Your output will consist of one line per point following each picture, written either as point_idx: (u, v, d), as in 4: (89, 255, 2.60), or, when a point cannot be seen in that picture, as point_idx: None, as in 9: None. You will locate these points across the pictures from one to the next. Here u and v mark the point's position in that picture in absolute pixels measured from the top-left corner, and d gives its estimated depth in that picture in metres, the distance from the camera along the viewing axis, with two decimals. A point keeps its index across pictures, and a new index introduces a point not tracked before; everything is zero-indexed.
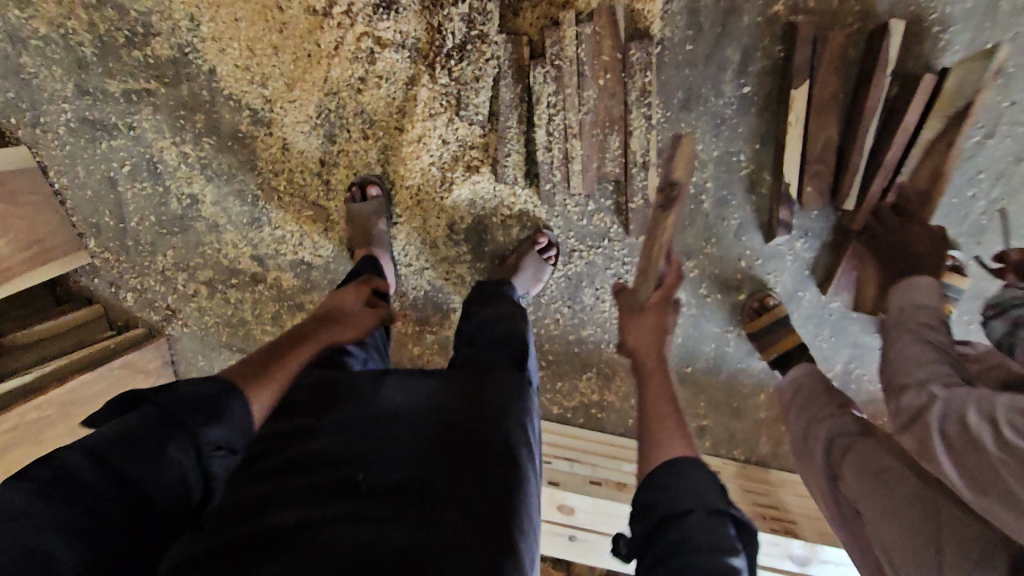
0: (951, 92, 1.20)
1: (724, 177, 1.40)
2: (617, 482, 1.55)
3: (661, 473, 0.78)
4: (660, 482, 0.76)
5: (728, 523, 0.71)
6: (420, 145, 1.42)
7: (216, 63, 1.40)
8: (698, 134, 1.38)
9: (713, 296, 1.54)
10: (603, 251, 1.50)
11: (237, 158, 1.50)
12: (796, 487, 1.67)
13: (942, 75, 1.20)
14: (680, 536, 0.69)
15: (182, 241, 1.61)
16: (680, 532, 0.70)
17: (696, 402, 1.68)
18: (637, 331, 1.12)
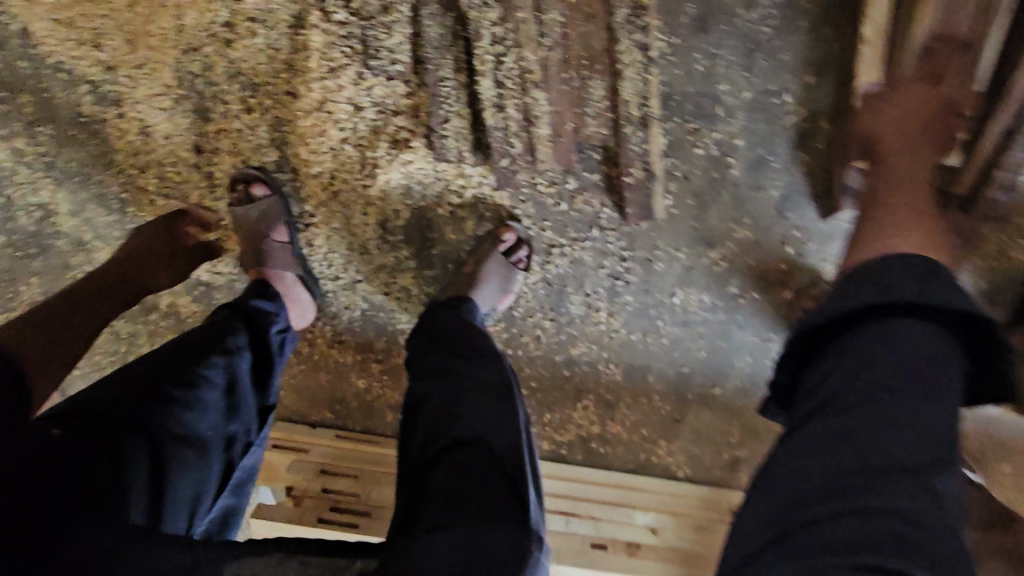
0: None
1: (759, 128, 0.97)
2: (625, 544, 1.19)
3: (854, 282, 0.65)
4: (852, 291, 0.64)
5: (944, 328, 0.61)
6: (324, 116, 1.01)
7: (28, 20, 1.00)
8: (718, 70, 0.95)
9: (749, 295, 1.11)
10: (592, 245, 1.09)
11: (87, 152, 1.10)
12: None
13: None
14: (883, 337, 0.61)
15: (44, 266, 1.23)
16: (870, 334, 0.62)
17: (728, 430, 1.28)
18: (880, 117, 0.82)
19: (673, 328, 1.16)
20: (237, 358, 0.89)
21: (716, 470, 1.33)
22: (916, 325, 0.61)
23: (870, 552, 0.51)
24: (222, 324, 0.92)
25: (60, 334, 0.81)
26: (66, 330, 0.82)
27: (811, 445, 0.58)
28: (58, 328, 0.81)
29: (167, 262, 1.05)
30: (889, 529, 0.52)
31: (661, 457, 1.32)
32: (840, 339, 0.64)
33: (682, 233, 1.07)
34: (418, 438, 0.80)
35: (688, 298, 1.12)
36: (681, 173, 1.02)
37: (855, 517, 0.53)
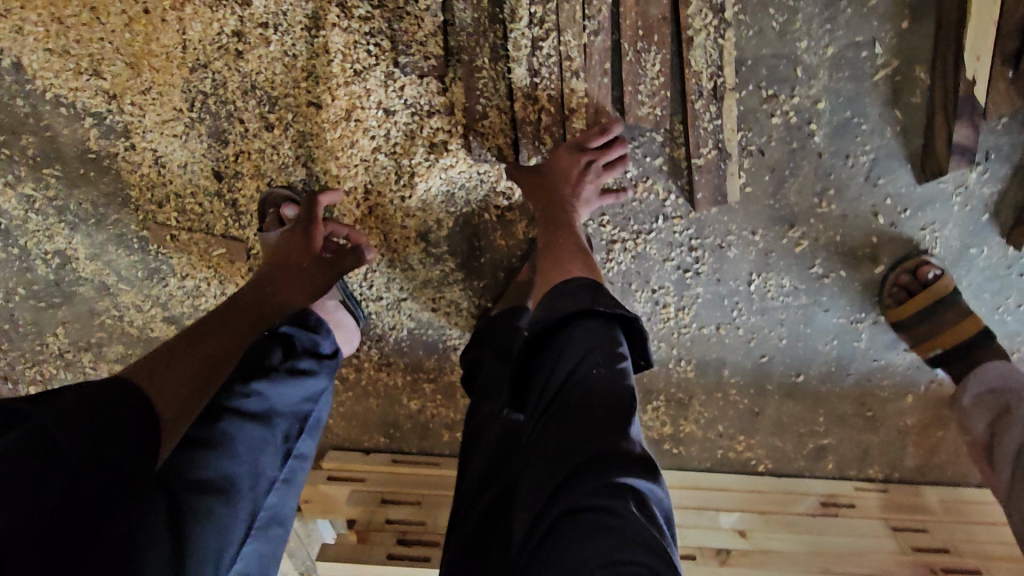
0: None
1: (844, 86, 0.86)
2: (714, 551, 1.13)
3: (558, 298, 0.69)
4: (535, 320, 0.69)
5: (614, 327, 0.66)
6: (352, 125, 0.91)
7: (17, 53, 0.91)
8: (796, 26, 0.85)
9: (835, 274, 1.00)
10: (659, 236, 0.98)
11: (101, 190, 1.01)
12: (965, 513, 1.19)
13: None
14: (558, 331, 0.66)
15: (71, 314, 1.16)
16: (571, 334, 0.64)
17: (813, 418, 1.18)
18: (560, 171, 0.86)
19: (752, 317, 1.06)
20: (269, 384, 0.77)
21: (800, 459, 1.24)
22: (589, 324, 0.65)
23: (595, 498, 0.49)
24: (260, 347, 0.80)
25: (178, 365, 0.69)
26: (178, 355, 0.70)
27: (536, 450, 0.56)
28: (179, 360, 0.70)
29: (312, 275, 0.88)
30: (597, 457, 0.52)
31: (739, 451, 1.23)
32: (549, 350, 0.65)
33: (759, 212, 0.96)
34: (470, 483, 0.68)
35: (766, 282, 1.02)
36: (756, 149, 0.91)
37: (576, 483, 0.51)
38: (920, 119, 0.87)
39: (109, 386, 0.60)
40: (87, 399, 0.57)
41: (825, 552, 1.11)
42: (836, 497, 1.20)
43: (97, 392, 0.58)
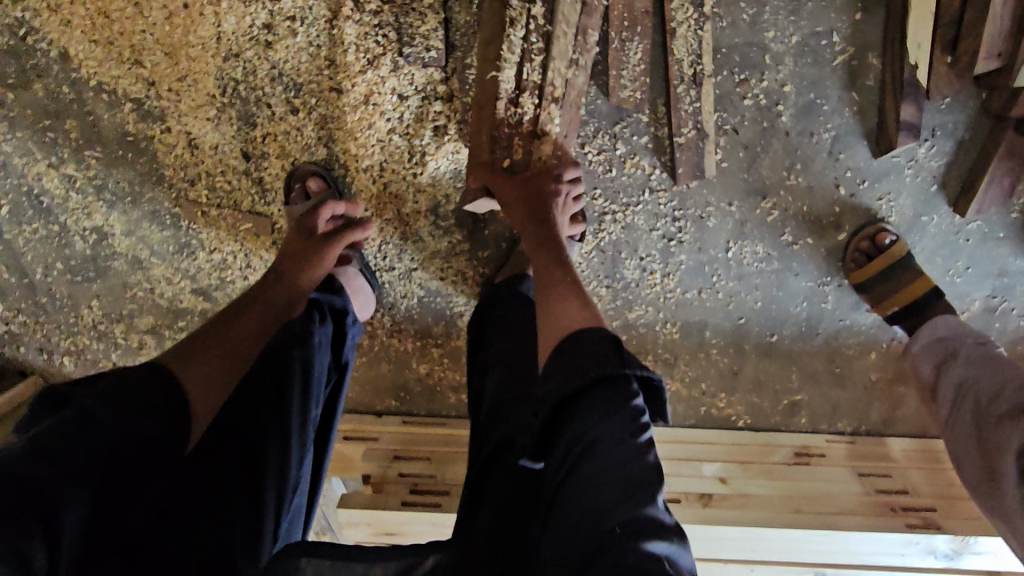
0: None
1: (807, 71, 0.98)
2: (697, 496, 1.22)
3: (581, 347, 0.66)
4: (558, 374, 0.64)
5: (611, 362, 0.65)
6: (370, 108, 1.02)
7: (67, 43, 1.01)
8: (764, 18, 0.96)
9: (803, 241, 1.12)
10: (645, 208, 1.09)
11: (137, 169, 1.11)
12: (925, 461, 1.31)
13: None
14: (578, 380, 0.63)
15: (104, 288, 1.26)
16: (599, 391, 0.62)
17: (788, 376, 1.30)
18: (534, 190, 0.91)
19: (730, 282, 1.17)
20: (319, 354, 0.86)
21: (777, 415, 1.35)
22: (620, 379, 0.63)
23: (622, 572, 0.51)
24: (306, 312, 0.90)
25: (203, 345, 0.76)
26: (200, 344, 0.76)
27: (566, 506, 0.59)
28: (209, 358, 0.75)
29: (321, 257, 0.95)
30: (625, 535, 0.54)
31: (721, 409, 1.35)
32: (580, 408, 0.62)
33: (735, 185, 1.07)
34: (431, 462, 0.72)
35: (742, 250, 1.13)
36: (731, 128, 1.02)
37: (607, 553, 0.53)
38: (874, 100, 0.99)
39: (142, 371, 0.68)
40: (113, 383, 0.65)
41: (799, 494, 1.23)
42: (809, 448, 1.33)
43: (136, 376, 0.67)
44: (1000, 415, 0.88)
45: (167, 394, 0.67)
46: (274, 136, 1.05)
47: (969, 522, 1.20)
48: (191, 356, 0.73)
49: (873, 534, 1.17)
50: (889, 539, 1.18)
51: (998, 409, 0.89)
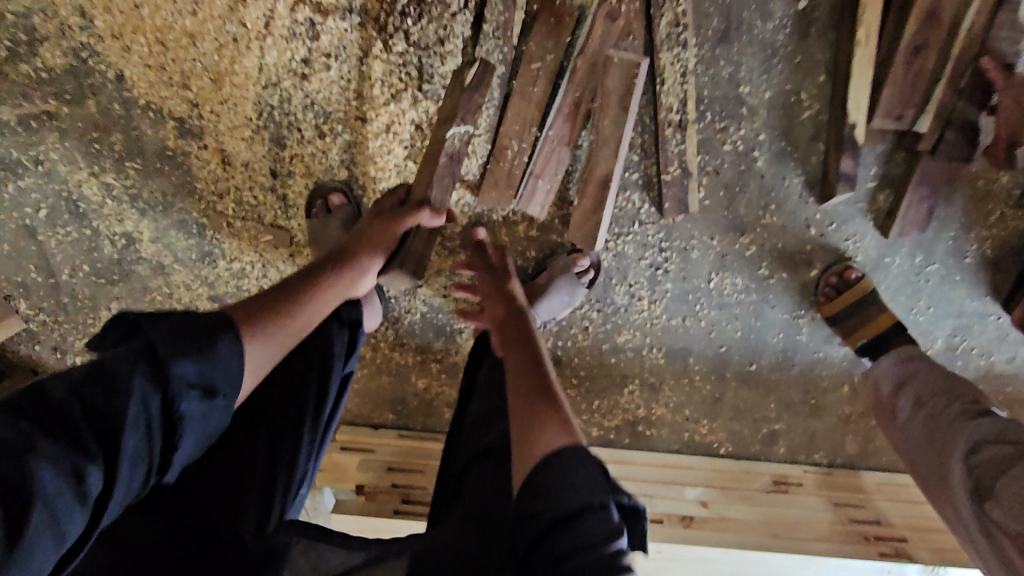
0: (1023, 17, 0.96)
1: (779, 124, 1.11)
2: (679, 517, 1.27)
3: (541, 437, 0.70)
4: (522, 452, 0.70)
5: (609, 503, 0.62)
6: (391, 136, 1.13)
7: (123, 66, 1.12)
8: (741, 74, 1.08)
9: (777, 276, 1.22)
10: (634, 239, 1.20)
11: (172, 181, 1.21)
12: (895, 493, 1.37)
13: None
14: (566, 552, 0.58)
15: (126, 291, 1.34)
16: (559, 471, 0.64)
17: (766, 405, 1.37)
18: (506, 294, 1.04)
19: (711, 311, 1.27)
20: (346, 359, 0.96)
21: (755, 443, 1.42)
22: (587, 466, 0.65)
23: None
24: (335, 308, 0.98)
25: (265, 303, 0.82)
26: (266, 305, 0.81)
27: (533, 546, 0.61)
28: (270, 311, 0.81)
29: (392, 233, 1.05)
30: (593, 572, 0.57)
31: (702, 434, 1.42)
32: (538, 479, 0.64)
33: (716, 222, 1.18)
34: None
35: (723, 281, 1.23)
36: (711, 170, 1.14)
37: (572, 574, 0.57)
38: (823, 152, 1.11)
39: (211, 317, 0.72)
40: (184, 327, 0.67)
41: (775, 519, 1.29)
42: (786, 477, 1.39)
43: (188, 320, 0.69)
44: (954, 419, 0.97)
45: (229, 351, 0.69)
46: (302, 158, 1.16)
47: (935, 551, 1.25)
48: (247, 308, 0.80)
49: (845, 560, 1.23)
50: (860, 566, 1.24)
51: (951, 413, 0.98)
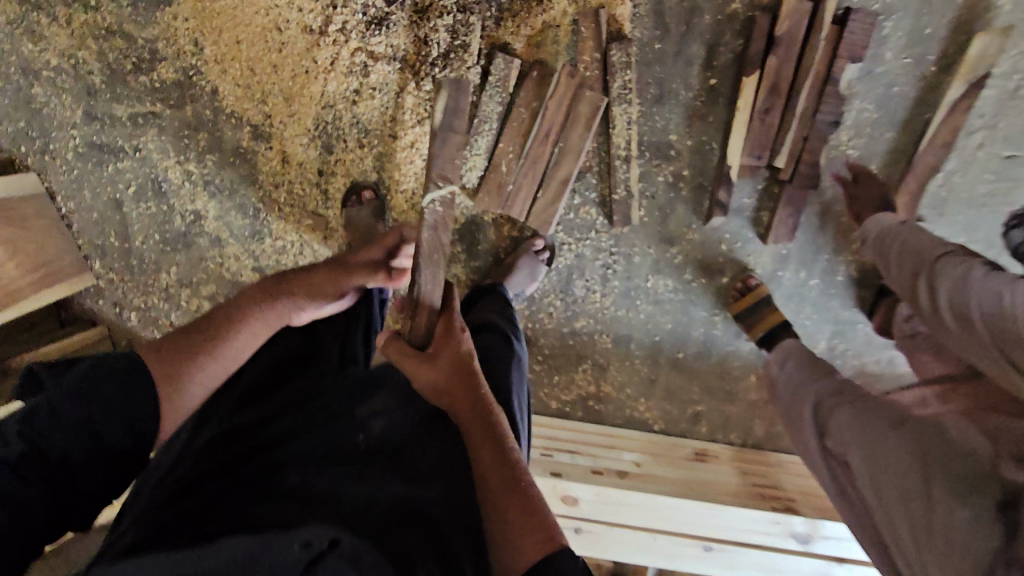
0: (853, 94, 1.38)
1: (700, 165, 1.50)
2: (616, 471, 1.59)
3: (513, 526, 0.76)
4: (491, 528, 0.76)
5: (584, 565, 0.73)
6: (413, 151, 1.51)
7: (218, 84, 1.49)
8: (673, 126, 1.47)
9: (698, 281, 1.60)
10: (591, 243, 1.57)
11: (240, 172, 1.57)
12: (793, 469, 1.69)
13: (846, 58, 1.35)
14: None
15: (185, 258, 1.67)
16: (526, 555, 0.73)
17: (691, 389, 1.71)
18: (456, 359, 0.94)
19: (647, 306, 1.63)
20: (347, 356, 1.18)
21: (682, 422, 1.75)
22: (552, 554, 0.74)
23: None
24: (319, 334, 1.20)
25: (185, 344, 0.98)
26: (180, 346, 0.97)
27: None
28: (184, 348, 0.97)
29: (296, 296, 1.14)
30: None
31: (640, 411, 1.74)
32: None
33: (652, 235, 1.56)
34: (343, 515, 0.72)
35: (657, 282, 1.60)
36: (649, 195, 1.53)
37: None
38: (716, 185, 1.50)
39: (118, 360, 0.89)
40: (75, 390, 0.82)
41: (692, 477, 1.61)
42: (705, 450, 1.71)
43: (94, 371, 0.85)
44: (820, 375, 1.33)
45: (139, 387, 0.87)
46: (344, 162, 1.54)
47: (819, 509, 1.56)
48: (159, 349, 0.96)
49: (742, 511, 1.51)
50: (754, 517, 1.52)
51: (817, 371, 1.34)
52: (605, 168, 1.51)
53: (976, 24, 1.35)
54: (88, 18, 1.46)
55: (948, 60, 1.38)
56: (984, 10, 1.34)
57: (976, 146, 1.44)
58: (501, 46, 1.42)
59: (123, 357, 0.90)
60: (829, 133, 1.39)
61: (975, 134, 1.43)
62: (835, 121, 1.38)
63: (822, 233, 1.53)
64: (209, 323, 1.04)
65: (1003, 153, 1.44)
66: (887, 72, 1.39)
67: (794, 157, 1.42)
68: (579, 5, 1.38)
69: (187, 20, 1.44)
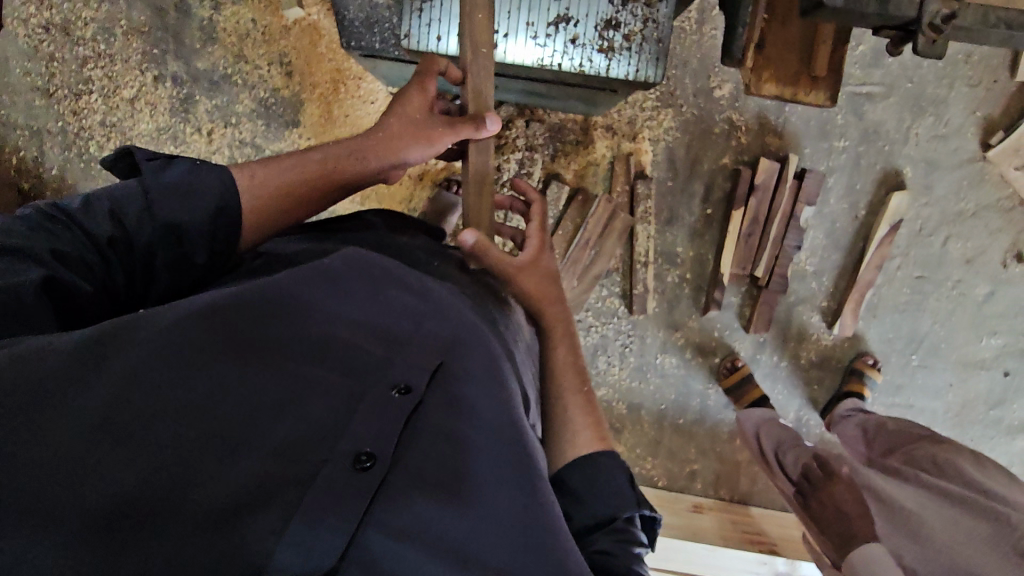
0: (807, 185, 1.85)
1: (699, 271, 1.95)
2: None
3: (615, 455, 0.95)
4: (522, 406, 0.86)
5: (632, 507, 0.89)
6: None
7: None
8: (679, 240, 1.94)
9: (695, 359, 2.01)
10: (613, 326, 1.97)
11: None
12: (774, 518, 2.04)
13: (798, 191, 1.87)
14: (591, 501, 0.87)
15: None
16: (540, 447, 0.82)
17: (688, 450, 2.07)
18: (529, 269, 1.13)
19: (656, 379, 2.02)
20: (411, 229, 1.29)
21: (681, 478, 2.09)
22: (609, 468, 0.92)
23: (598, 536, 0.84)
24: (390, 213, 1.32)
25: (290, 174, 1.04)
26: (284, 173, 1.03)
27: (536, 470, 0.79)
28: (279, 172, 1.03)
29: (395, 137, 1.11)
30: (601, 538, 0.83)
31: (647, 468, 2.07)
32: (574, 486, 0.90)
33: (661, 322, 1.98)
34: (426, 372, 0.78)
35: (664, 359, 2.00)
36: (660, 291, 1.97)
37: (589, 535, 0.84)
38: (709, 286, 1.95)
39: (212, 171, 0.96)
40: (170, 189, 0.90)
41: (692, 525, 1.93)
42: (701, 502, 2.04)
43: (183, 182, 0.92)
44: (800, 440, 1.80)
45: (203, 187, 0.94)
46: None
47: (797, 552, 1.90)
48: (253, 176, 1.00)
49: (740, 553, 1.82)
50: (749, 558, 1.83)
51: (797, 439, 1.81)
52: (627, 269, 1.94)
53: (890, 182, 1.91)
54: (225, 130, 1.81)
55: (872, 205, 1.92)
56: (895, 173, 1.91)
57: (895, 266, 1.97)
58: (553, 174, 1.87)
59: (221, 171, 0.96)
60: (793, 254, 1.89)
61: (894, 258, 1.96)
62: (797, 244, 1.88)
63: (790, 325, 1.99)
64: (316, 153, 1.08)
65: (914, 272, 1.97)
66: (830, 211, 1.93)
67: (769, 269, 1.90)
68: (615, 151, 1.87)
69: (309, 139, 1.81)
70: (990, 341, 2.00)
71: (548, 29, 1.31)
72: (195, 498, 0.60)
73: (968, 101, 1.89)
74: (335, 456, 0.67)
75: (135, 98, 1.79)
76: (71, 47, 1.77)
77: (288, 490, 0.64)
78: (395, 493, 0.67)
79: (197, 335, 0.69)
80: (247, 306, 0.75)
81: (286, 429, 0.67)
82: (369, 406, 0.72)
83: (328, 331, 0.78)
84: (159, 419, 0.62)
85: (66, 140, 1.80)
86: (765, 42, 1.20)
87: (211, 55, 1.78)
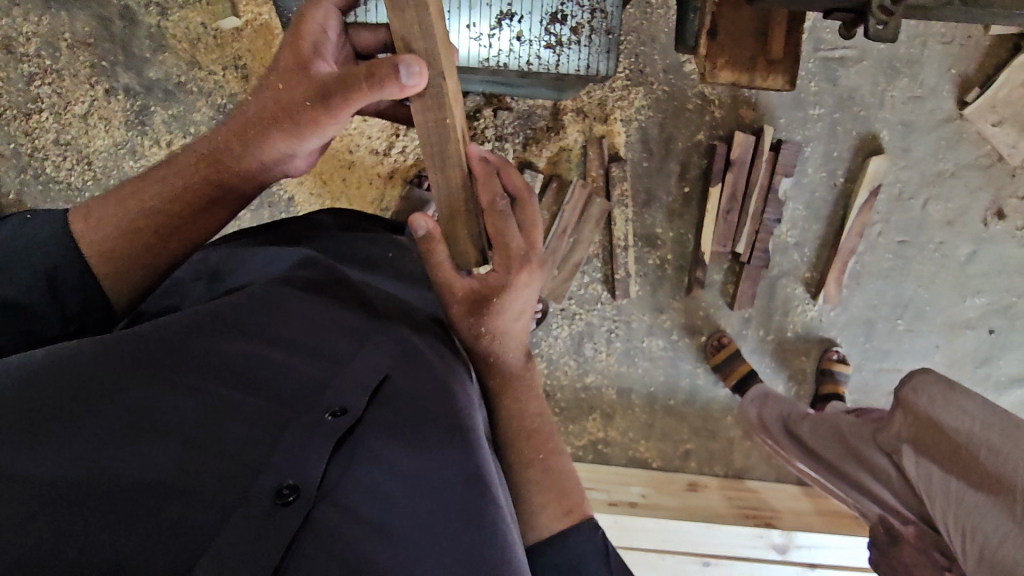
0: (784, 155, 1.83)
1: (681, 251, 1.93)
2: (629, 503, 1.89)
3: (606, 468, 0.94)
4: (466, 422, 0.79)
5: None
6: None
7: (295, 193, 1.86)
8: (659, 221, 1.91)
9: (682, 339, 2.00)
10: (597, 312, 1.95)
11: None
12: (771, 491, 2.05)
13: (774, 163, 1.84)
14: None
15: None
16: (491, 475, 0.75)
17: (681, 430, 2.07)
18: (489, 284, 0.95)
19: (644, 362, 2.01)
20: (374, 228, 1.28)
21: (676, 458, 2.09)
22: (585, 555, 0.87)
23: None
24: (353, 213, 1.30)
25: (159, 190, 0.91)
26: (141, 195, 0.91)
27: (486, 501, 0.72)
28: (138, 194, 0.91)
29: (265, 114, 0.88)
30: None
31: (640, 450, 2.07)
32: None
33: (646, 305, 1.96)
34: (364, 395, 0.72)
35: (650, 342, 1.99)
36: (642, 273, 1.94)
37: None
38: (689, 265, 1.93)
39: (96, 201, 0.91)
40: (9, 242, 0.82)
41: (690, 505, 1.93)
42: (697, 481, 2.04)
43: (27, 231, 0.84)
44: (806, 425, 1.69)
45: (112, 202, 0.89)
46: None
47: (794, 524, 1.89)
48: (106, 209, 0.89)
49: (733, 528, 1.83)
50: (743, 532, 1.84)
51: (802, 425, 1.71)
52: (608, 253, 1.91)
53: (868, 148, 1.89)
54: (184, 140, 1.75)
55: (851, 172, 1.90)
56: (872, 137, 1.88)
57: (877, 232, 1.95)
58: (526, 163, 1.84)
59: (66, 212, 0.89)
60: (773, 227, 1.87)
61: (875, 223, 1.95)
62: (776, 217, 1.86)
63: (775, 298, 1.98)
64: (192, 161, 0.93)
65: (896, 237, 1.95)
66: (809, 181, 1.90)
67: (749, 243, 1.88)
68: (587, 135, 1.83)
69: None
70: (974, 301, 2.00)
71: (493, 30, 1.28)
72: (80, 545, 0.49)
73: (941, 59, 1.85)
74: (251, 492, 0.57)
75: (87, 114, 1.73)
76: (16, 65, 1.70)
77: (199, 528, 0.53)
78: (327, 528, 0.57)
79: (104, 370, 0.62)
80: (164, 337, 0.69)
81: (197, 460, 0.57)
82: (301, 430, 0.64)
83: (257, 356, 0.71)
84: (35, 458, 0.53)
85: (19, 162, 1.74)
86: (719, 31, 1.16)
87: (162, 64, 1.71)
